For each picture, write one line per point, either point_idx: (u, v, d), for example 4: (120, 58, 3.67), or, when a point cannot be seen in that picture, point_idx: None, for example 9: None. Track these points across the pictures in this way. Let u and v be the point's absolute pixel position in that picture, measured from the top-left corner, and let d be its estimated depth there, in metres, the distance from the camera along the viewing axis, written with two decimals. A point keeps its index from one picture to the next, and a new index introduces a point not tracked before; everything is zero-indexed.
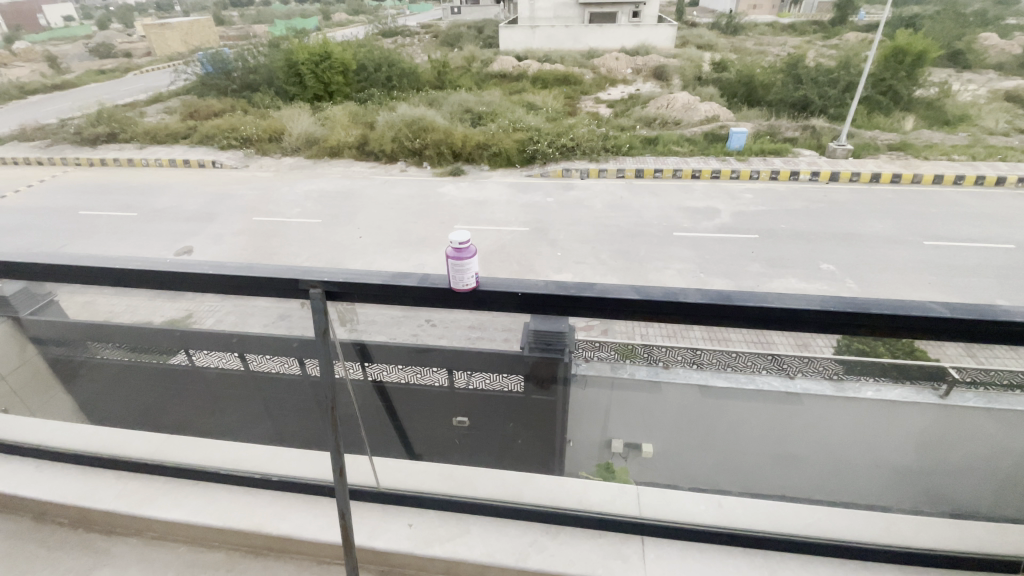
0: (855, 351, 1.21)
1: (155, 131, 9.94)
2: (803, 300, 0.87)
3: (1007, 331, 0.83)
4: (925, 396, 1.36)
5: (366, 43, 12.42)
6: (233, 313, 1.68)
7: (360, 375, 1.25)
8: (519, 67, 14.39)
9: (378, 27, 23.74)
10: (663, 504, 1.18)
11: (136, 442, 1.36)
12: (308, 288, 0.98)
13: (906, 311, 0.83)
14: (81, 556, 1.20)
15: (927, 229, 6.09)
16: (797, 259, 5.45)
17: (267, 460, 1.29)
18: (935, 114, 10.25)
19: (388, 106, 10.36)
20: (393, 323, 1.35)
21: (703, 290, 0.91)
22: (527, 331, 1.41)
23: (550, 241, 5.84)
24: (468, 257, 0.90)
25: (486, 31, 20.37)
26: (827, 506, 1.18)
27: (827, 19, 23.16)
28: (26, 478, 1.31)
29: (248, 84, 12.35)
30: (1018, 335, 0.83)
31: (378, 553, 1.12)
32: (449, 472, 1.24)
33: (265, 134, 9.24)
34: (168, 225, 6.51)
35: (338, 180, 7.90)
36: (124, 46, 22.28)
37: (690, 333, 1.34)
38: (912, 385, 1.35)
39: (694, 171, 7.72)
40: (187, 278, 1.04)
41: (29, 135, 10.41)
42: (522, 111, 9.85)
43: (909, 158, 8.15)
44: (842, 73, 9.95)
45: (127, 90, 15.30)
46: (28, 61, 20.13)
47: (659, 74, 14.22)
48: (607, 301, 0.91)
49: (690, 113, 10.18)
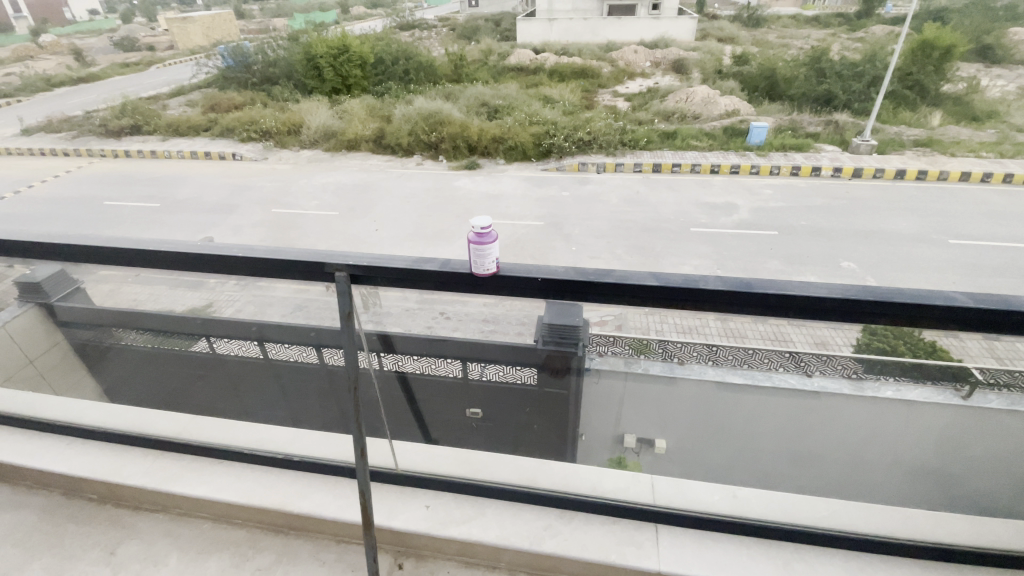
0: (873, 348, 1.20)
1: (178, 123, 10.13)
2: (824, 288, 0.86)
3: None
4: (947, 397, 1.30)
5: (384, 36, 12.46)
6: (254, 303, 1.72)
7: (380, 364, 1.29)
8: (536, 61, 14.30)
9: (395, 21, 23.79)
10: (676, 492, 1.19)
11: (162, 423, 1.41)
12: (333, 271, 1.00)
13: (929, 300, 0.83)
14: (110, 530, 1.25)
15: (953, 227, 5.93)
16: (816, 256, 5.36)
17: (287, 442, 1.33)
18: (963, 110, 9.98)
19: (405, 99, 10.40)
20: (409, 313, 1.39)
21: (722, 277, 0.91)
22: (539, 324, 1.44)
23: (565, 236, 5.83)
24: (489, 242, 0.92)
25: (503, 24, 20.28)
26: (845, 501, 1.18)
27: (852, 11, 22.60)
28: (56, 454, 1.36)
29: (268, 77, 12.51)
30: None
31: (395, 533, 1.15)
32: (465, 456, 1.27)
33: (283, 126, 9.35)
34: (190, 216, 6.65)
35: (355, 173, 7.96)
36: (147, 40, 22.68)
37: (707, 328, 1.34)
38: (934, 386, 1.29)
39: (713, 165, 7.62)
40: (217, 259, 1.08)
41: (56, 126, 10.68)
42: (539, 104, 9.82)
43: (936, 154, 7.93)
44: (867, 67, 9.71)
45: (151, 82, 15.61)
46: (55, 54, 20.65)
47: (679, 68, 14.02)
48: (626, 286, 0.91)
49: (709, 107, 10.03)
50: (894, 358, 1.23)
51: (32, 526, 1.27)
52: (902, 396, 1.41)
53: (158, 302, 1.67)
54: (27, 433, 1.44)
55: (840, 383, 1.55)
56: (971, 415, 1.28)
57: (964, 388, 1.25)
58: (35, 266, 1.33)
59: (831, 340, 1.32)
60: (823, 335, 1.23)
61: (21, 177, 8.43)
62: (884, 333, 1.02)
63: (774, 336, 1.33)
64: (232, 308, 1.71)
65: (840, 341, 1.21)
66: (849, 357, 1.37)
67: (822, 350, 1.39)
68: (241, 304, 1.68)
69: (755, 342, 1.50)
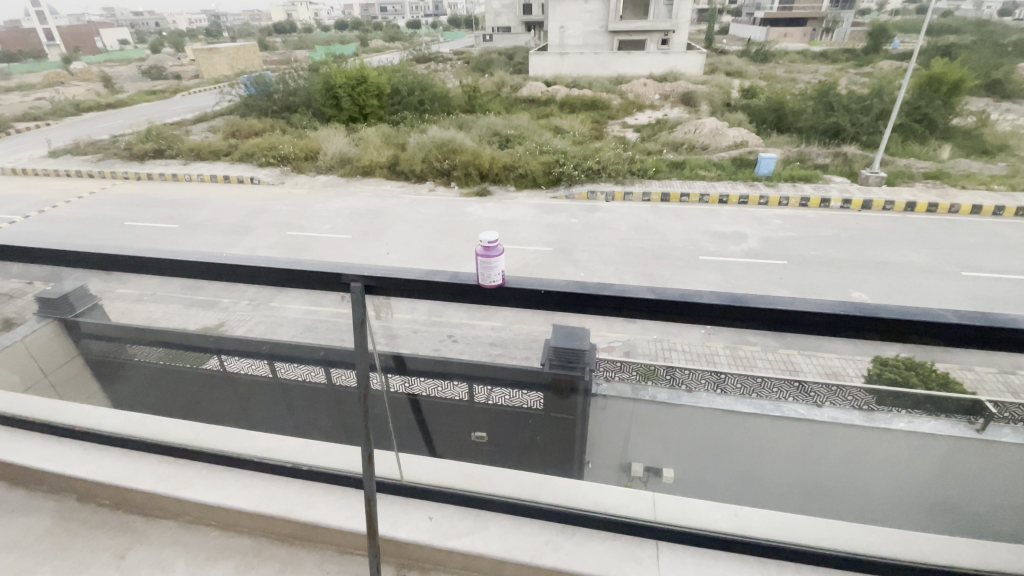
0: (885, 379, 1.25)
1: (199, 148, 10.48)
2: (814, 304, 0.90)
3: (1019, 339, 0.85)
4: (959, 429, 1.33)
5: (400, 67, 12.88)
6: (265, 323, 1.76)
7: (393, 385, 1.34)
8: (548, 93, 14.68)
9: (412, 53, 24.64)
10: (679, 510, 1.20)
11: (176, 430, 1.45)
12: (349, 282, 1.05)
13: (914, 316, 0.86)
14: (120, 535, 1.28)
15: (965, 260, 5.89)
16: (827, 286, 5.35)
17: (297, 451, 1.36)
18: (973, 143, 10.03)
19: (419, 128, 10.70)
20: (420, 334, 1.44)
21: (716, 292, 0.95)
22: (546, 349, 1.53)
23: (573, 261, 5.88)
24: (495, 255, 0.97)
25: (516, 58, 20.94)
26: (850, 525, 1.17)
27: (859, 47, 23.08)
28: (73, 459, 1.39)
29: (288, 105, 12.98)
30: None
31: (398, 544, 1.17)
32: (469, 471, 1.29)
33: (301, 153, 9.65)
34: (206, 237, 6.82)
35: (369, 198, 8.14)
36: (174, 70, 23.70)
37: (715, 355, 1.35)
38: (947, 418, 1.32)
39: (721, 196, 7.70)
40: (237, 269, 1.14)
41: (83, 149, 11.11)
42: (549, 134, 10.06)
43: (946, 187, 7.94)
44: (875, 100, 9.83)
45: (176, 109, 16.25)
46: (85, 81, 21.65)
47: (687, 100, 14.32)
48: (626, 299, 0.95)
49: (717, 138, 10.19)
50: (905, 391, 1.28)
51: (44, 530, 1.30)
52: (914, 427, 1.38)
53: (172, 318, 1.72)
54: (45, 437, 1.48)
55: (850, 413, 1.52)
56: (977, 447, 1.33)
57: (980, 420, 1.28)
58: (52, 279, 1.40)
59: (843, 369, 1.25)
60: (833, 365, 1.22)
61: (47, 196, 8.73)
62: (896, 364, 1.14)
63: (782, 365, 1.31)
64: (244, 327, 1.76)
65: (853, 371, 1.21)
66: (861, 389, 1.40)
67: (833, 382, 1.37)
68: (253, 323, 1.74)
69: (762, 371, 1.43)
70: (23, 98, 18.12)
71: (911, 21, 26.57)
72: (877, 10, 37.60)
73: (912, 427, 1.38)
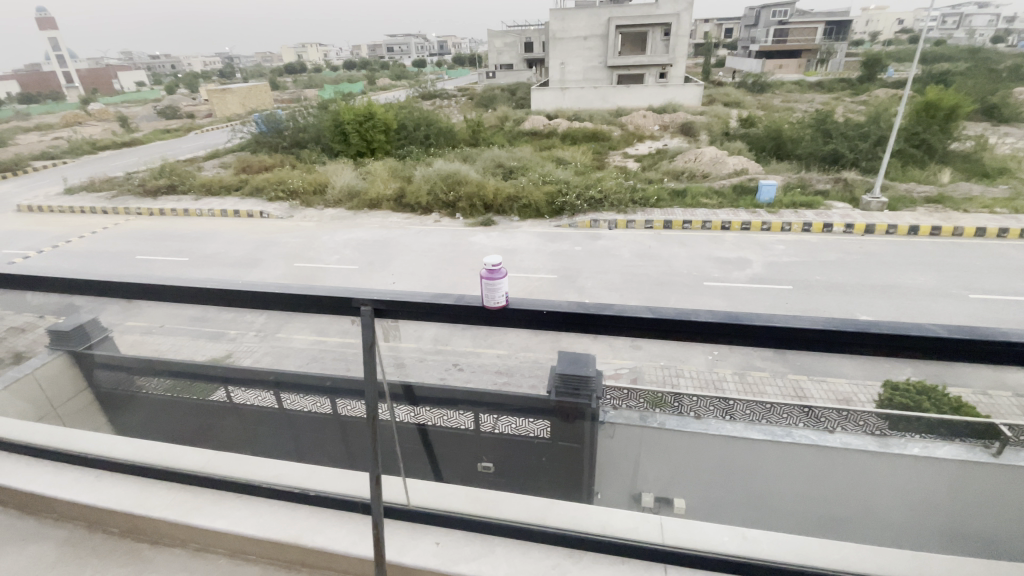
0: (896, 404, 1.25)
1: (211, 184, 10.74)
2: (806, 321, 0.93)
3: (1008, 351, 0.87)
4: (978, 454, 1.31)
5: (406, 104, 13.30)
6: (269, 355, 1.78)
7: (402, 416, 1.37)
8: (550, 126, 15.06)
9: (418, 91, 25.43)
10: (686, 534, 1.20)
11: (188, 457, 1.46)
12: (360, 305, 1.09)
13: (905, 332, 0.89)
14: (128, 563, 1.28)
15: (973, 282, 5.87)
16: (833, 310, 5.34)
17: (305, 477, 1.37)
18: (972, 167, 10.12)
19: (425, 161, 10.96)
20: (426, 366, 1.48)
21: (711, 310, 0.98)
22: (553, 375, 1.55)
23: (578, 288, 5.92)
24: (499, 277, 1.01)
25: (518, 93, 21.59)
26: (860, 551, 1.17)
27: (854, 76, 23.69)
28: (86, 486, 1.41)
29: (298, 141, 13.38)
30: (1021, 355, 0.87)
31: (405, 569, 1.16)
32: (476, 496, 1.29)
33: (310, 187, 9.87)
34: (216, 269, 6.93)
35: (375, 229, 8.26)
36: (187, 111, 24.57)
37: (722, 382, 1.34)
38: (963, 443, 1.32)
39: (723, 222, 7.78)
40: (249, 297, 1.18)
41: (98, 186, 11.42)
42: (551, 165, 10.27)
43: (948, 211, 7.98)
44: (872, 127, 10.01)
45: (189, 147, 16.79)
46: (100, 121, 22.42)
47: (687, 130, 14.64)
48: (625, 319, 0.98)
49: (718, 166, 10.35)
50: (918, 414, 1.33)
51: (55, 558, 1.30)
52: (929, 452, 1.42)
53: (178, 351, 1.74)
54: (57, 465, 1.50)
55: (862, 439, 1.53)
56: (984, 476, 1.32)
57: (995, 445, 1.26)
58: (67, 311, 1.46)
59: (854, 395, 1.25)
60: (846, 391, 1.23)
61: (61, 232, 8.93)
62: (906, 389, 1.16)
63: (789, 390, 1.30)
64: (250, 359, 1.75)
65: (863, 397, 1.22)
66: (873, 412, 1.42)
67: (841, 406, 1.36)
68: (260, 354, 1.72)
69: (771, 397, 1.39)
70: (41, 138, 18.77)
71: (903, 51, 27.27)
72: (870, 41, 38.53)
73: (926, 451, 1.42)
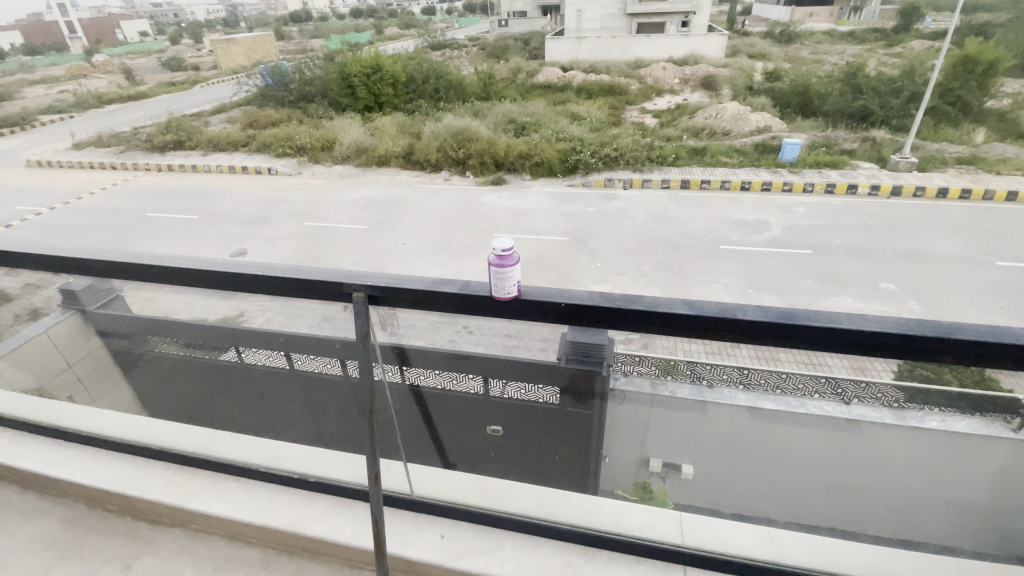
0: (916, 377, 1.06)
1: (218, 139, 10.53)
2: (875, 322, 0.81)
3: None
4: (996, 429, 1.15)
5: (415, 54, 12.74)
6: (278, 316, 1.70)
7: (398, 378, 1.25)
8: (565, 79, 14.41)
9: (427, 40, 24.49)
10: (707, 533, 1.13)
11: (185, 437, 1.41)
12: (351, 292, 0.98)
13: (994, 338, 0.76)
14: (127, 542, 1.25)
15: (1001, 248, 5.61)
16: (853, 276, 5.14)
17: (305, 460, 1.32)
18: (1008, 127, 9.54)
19: (434, 116, 10.62)
20: (431, 330, 1.36)
21: (760, 307, 0.87)
22: (564, 342, 1.42)
23: (590, 251, 5.77)
24: (510, 264, 0.90)
25: (532, 44, 20.65)
26: (900, 559, 1.10)
27: (890, 26, 22.28)
28: (81, 465, 1.37)
29: (305, 95, 13.01)
30: None
31: (409, 563, 1.11)
32: (482, 484, 1.23)
33: (317, 143, 9.63)
34: (225, 227, 6.86)
35: (385, 188, 8.09)
36: (192, 62, 23.90)
37: (736, 351, 1.25)
38: (982, 417, 1.14)
39: (743, 182, 7.47)
40: (235, 277, 1.08)
41: (105, 141, 11.25)
42: (565, 120, 9.87)
43: (980, 172, 7.57)
44: (906, 82, 9.42)
45: (196, 100, 16.41)
46: (107, 73, 22.03)
47: (707, 84, 13.96)
48: (656, 314, 0.87)
49: (740, 123, 9.87)
50: (939, 388, 1.10)
51: (54, 535, 1.28)
52: (948, 426, 1.25)
53: (181, 318, 1.67)
54: (54, 442, 1.46)
55: (881, 412, 1.44)
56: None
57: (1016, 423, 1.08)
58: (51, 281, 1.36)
59: (870, 367, 1.19)
60: (860, 364, 1.13)
61: (72, 188, 8.89)
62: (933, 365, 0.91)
63: (807, 361, 1.17)
64: (260, 318, 1.68)
65: (880, 370, 1.13)
66: (890, 384, 1.29)
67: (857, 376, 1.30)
68: (268, 314, 1.65)
69: (783, 366, 1.29)
70: (48, 91, 18.50)
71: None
72: None
73: (946, 426, 1.27)
